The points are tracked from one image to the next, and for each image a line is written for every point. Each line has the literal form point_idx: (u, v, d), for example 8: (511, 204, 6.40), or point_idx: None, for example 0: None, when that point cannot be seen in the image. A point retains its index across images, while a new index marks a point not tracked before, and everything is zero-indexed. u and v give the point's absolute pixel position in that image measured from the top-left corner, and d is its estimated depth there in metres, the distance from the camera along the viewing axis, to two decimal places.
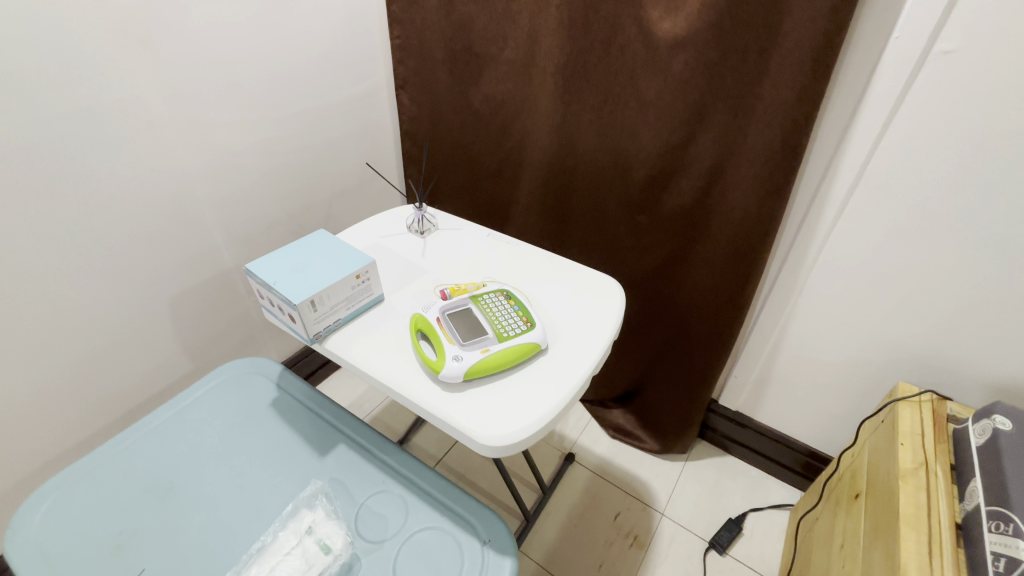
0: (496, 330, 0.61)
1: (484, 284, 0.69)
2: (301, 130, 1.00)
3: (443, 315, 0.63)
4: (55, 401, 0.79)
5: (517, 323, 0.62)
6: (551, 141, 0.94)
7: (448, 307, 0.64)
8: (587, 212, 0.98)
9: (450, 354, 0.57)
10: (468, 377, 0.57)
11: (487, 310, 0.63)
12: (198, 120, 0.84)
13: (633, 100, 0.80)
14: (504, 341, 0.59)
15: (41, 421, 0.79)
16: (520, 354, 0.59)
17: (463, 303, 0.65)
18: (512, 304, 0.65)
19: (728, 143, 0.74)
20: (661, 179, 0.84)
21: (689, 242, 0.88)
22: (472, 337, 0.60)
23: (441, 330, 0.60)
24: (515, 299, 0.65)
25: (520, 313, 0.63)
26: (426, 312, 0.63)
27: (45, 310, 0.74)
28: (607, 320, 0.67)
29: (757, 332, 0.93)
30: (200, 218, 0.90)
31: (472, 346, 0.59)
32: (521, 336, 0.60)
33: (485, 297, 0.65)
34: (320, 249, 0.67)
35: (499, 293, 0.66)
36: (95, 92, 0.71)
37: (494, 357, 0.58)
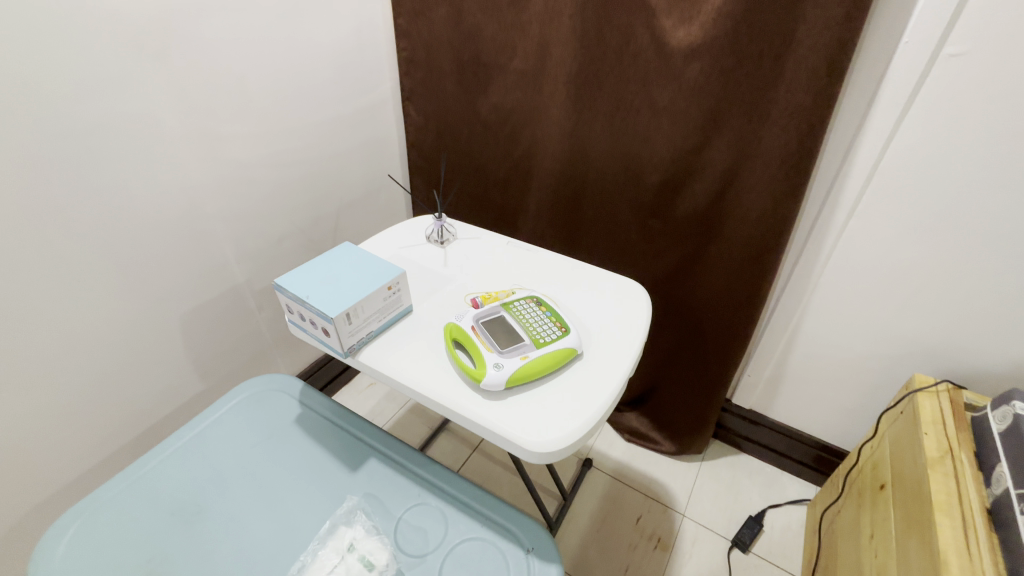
0: (532, 336, 0.61)
1: (512, 291, 0.69)
2: (310, 143, 0.99)
3: (477, 323, 0.63)
4: (67, 427, 0.77)
5: (552, 329, 0.62)
6: (562, 149, 0.96)
7: (481, 314, 0.64)
8: (599, 218, 1.00)
9: (490, 362, 0.57)
10: (509, 384, 0.56)
11: (520, 317, 0.64)
12: (210, 135, 0.83)
13: (646, 107, 0.82)
14: (542, 347, 0.60)
15: (52, 449, 0.76)
16: (558, 359, 0.59)
17: (495, 311, 0.65)
18: (544, 310, 0.65)
19: (743, 147, 0.76)
20: (675, 183, 0.86)
21: (702, 244, 0.90)
22: (509, 345, 0.60)
23: (477, 338, 0.60)
24: (547, 306, 0.66)
25: (553, 319, 0.64)
26: (460, 321, 0.63)
27: (57, 332, 0.72)
28: (637, 323, 0.67)
29: (770, 331, 0.95)
30: (211, 234, 0.88)
31: (510, 353, 0.59)
32: (557, 341, 0.60)
33: (517, 304, 0.65)
34: (347, 262, 0.66)
35: (529, 300, 0.67)
36: (109, 107, 0.70)
37: (534, 363, 0.58)
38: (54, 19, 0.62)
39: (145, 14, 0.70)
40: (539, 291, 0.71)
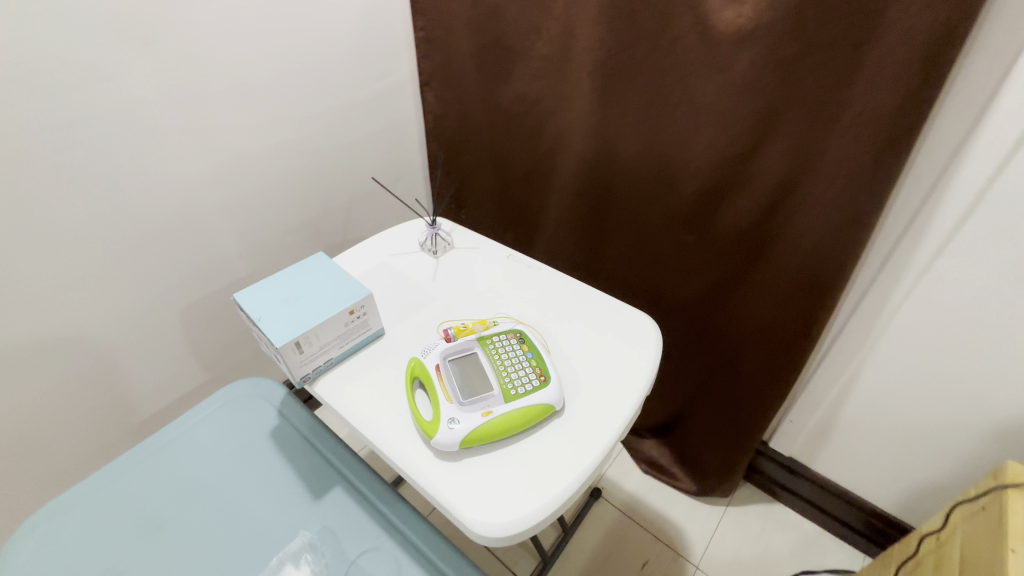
0: (502, 385, 0.52)
1: (494, 322, 0.60)
2: (319, 132, 0.93)
3: (444, 361, 0.54)
4: (62, 415, 0.78)
5: (529, 377, 0.52)
6: (588, 146, 0.83)
7: (451, 351, 0.55)
8: (625, 226, 0.87)
9: (446, 416, 0.49)
10: (466, 446, 0.48)
11: (495, 358, 0.55)
12: (207, 126, 0.77)
13: (684, 103, 0.68)
14: (510, 402, 0.50)
15: (47, 437, 0.77)
16: (528, 418, 0.50)
17: (468, 347, 0.56)
18: (525, 350, 0.55)
19: (801, 157, 0.61)
20: (715, 194, 0.71)
21: (743, 268, 0.75)
22: (474, 394, 0.52)
23: (439, 381, 0.52)
24: (529, 344, 0.56)
25: (534, 363, 0.54)
26: (425, 357, 0.55)
27: (49, 326, 0.71)
28: (640, 373, 0.56)
29: (820, 377, 0.79)
30: (210, 227, 0.84)
31: (472, 406, 0.50)
32: (531, 394, 0.51)
33: (494, 341, 0.56)
34: (316, 277, 0.60)
35: (510, 335, 0.57)
36: (93, 98, 0.65)
37: (497, 422, 0.49)
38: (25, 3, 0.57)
39: None
40: (528, 323, 0.61)
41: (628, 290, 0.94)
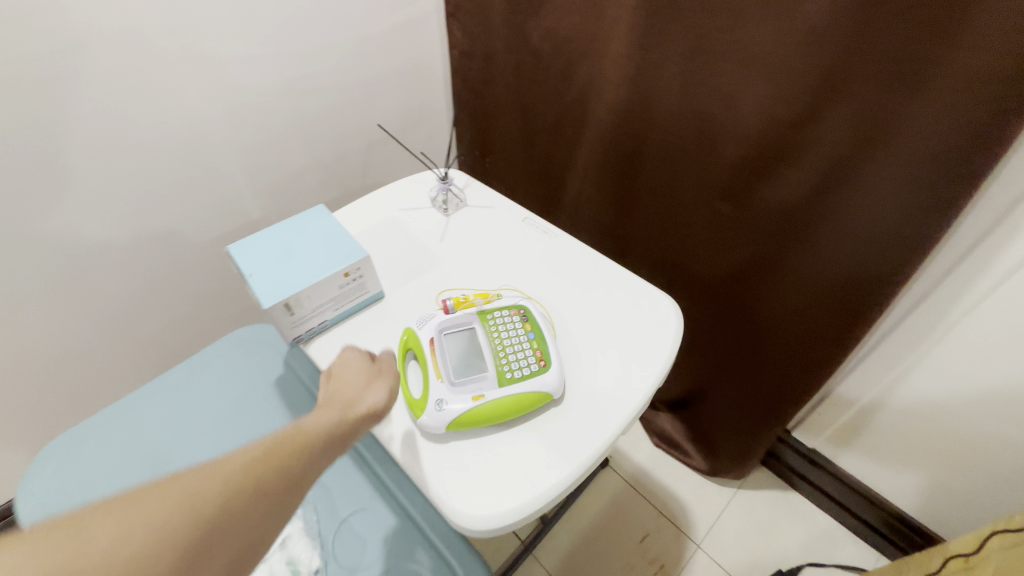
0: (498, 368, 0.48)
1: (497, 296, 0.56)
2: (335, 67, 0.84)
3: (439, 335, 0.51)
4: (81, 350, 0.79)
5: (527, 360, 0.49)
6: (621, 98, 0.73)
7: (447, 324, 0.52)
8: (656, 191, 0.78)
9: (434, 396, 0.46)
10: (452, 429, 0.45)
11: (493, 336, 0.51)
12: (213, 57, 0.69)
13: (735, 53, 0.57)
14: (505, 387, 0.47)
15: (67, 368, 0.79)
16: (521, 406, 0.46)
17: (467, 322, 0.52)
18: (527, 330, 0.51)
19: (870, 127, 0.50)
20: (759, 163, 0.62)
21: (782, 251, 0.66)
22: (467, 374, 0.49)
23: (431, 356, 0.49)
24: (532, 323, 0.52)
25: (535, 345, 0.50)
26: (420, 329, 0.51)
27: (58, 265, 0.70)
28: (652, 367, 0.51)
29: (862, 373, 0.72)
30: (218, 166, 0.79)
31: (462, 387, 0.47)
32: (527, 380, 0.47)
33: (495, 317, 0.52)
34: (314, 233, 0.57)
35: (513, 311, 0.53)
36: (81, 22, 0.58)
37: (488, 408, 0.46)
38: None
39: None
40: (535, 299, 0.56)
41: (655, 259, 0.87)
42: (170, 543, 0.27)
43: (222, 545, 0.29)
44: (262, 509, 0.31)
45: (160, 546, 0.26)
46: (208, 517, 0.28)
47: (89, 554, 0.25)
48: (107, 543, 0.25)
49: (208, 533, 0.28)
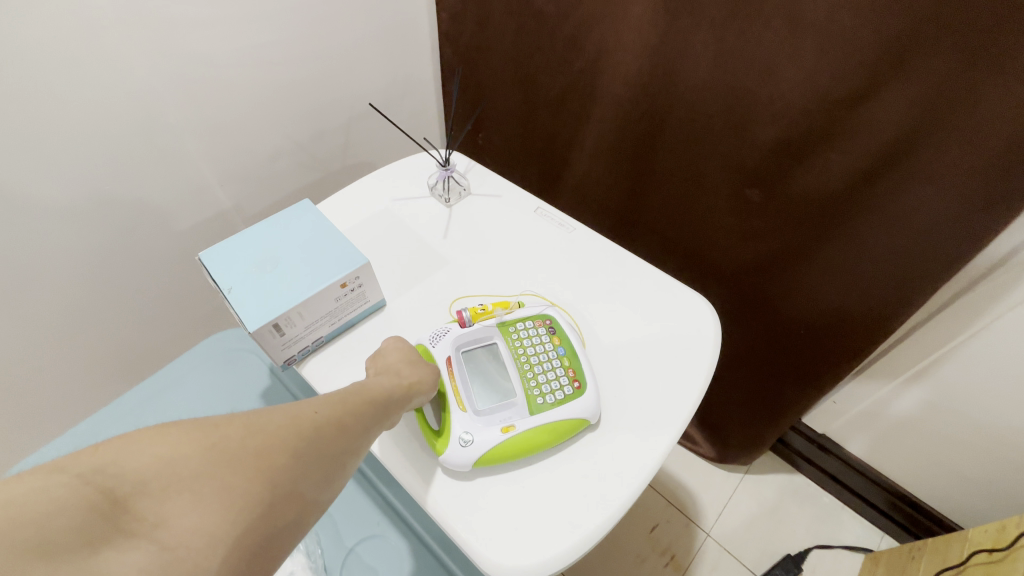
0: (528, 394, 0.44)
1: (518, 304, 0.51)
2: (309, 32, 0.73)
3: (456, 354, 0.46)
4: (32, 369, 0.69)
5: (560, 383, 0.44)
6: (640, 69, 0.66)
7: (465, 341, 0.47)
8: (675, 172, 0.72)
9: (458, 428, 0.41)
10: (480, 465, 0.41)
11: (517, 353, 0.46)
12: (161, 20, 0.57)
13: (784, 20, 0.50)
14: (537, 415, 0.42)
15: (18, 390, 0.69)
16: (556, 436, 0.42)
17: (488, 337, 0.48)
18: (556, 345, 0.47)
19: (936, 109, 0.45)
20: (799, 144, 0.57)
21: (816, 239, 0.62)
22: (492, 401, 0.44)
23: (450, 381, 0.44)
24: (561, 338, 0.47)
25: (566, 364, 0.46)
26: (433, 346, 0.46)
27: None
28: (692, 387, 0.47)
29: (886, 363, 0.69)
30: (181, 151, 0.68)
31: (490, 417, 0.42)
32: (561, 406, 0.42)
33: (518, 332, 0.48)
34: (301, 236, 0.49)
35: (539, 323, 0.48)
36: None
37: (520, 441, 0.41)
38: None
39: None
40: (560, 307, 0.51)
41: (669, 244, 0.82)
42: (277, 453, 0.29)
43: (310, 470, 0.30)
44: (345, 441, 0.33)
45: (272, 456, 0.28)
46: (303, 439, 0.30)
47: (220, 451, 0.27)
48: (231, 443, 0.28)
49: (303, 453, 0.30)
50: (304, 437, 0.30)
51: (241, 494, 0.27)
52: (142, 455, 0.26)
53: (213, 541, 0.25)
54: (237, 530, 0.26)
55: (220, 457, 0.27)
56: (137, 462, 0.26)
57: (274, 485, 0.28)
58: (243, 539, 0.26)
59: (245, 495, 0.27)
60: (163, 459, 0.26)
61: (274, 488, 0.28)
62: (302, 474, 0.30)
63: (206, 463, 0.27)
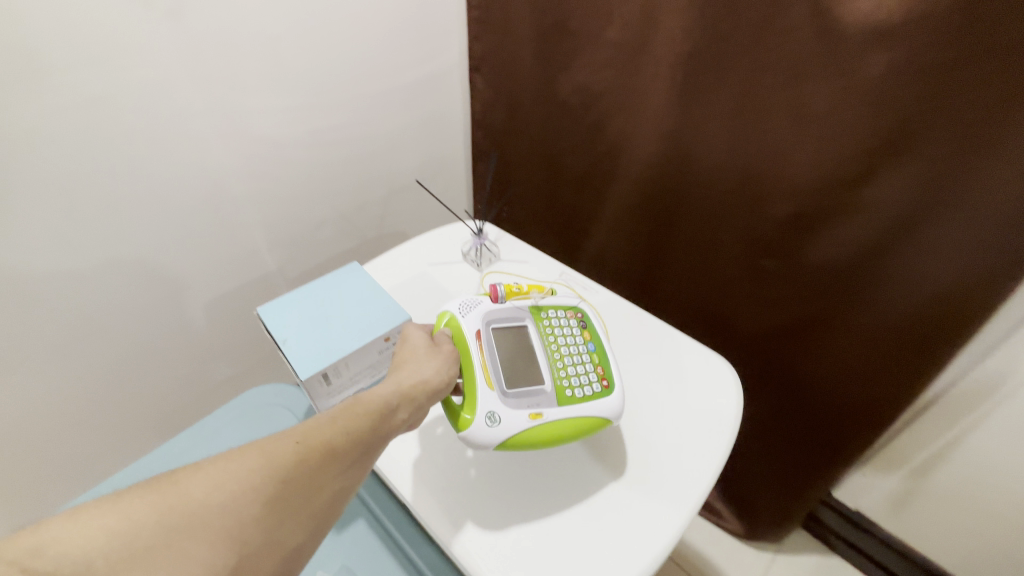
0: (557, 385, 0.47)
1: (549, 292, 0.54)
2: (359, 120, 0.83)
3: (486, 329, 0.49)
4: (77, 420, 0.72)
5: (588, 379, 0.47)
6: (655, 152, 0.72)
7: (494, 320, 0.50)
8: (692, 244, 0.77)
9: (485, 407, 0.43)
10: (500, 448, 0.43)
11: (549, 342, 0.50)
12: (237, 110, 0.67)
13: (787, 112, 0.56)
14: (563, 407, 0.45)
15: (59, 441, 0.72)
16: (579, 430, 0.44)
17: (519, 319, 0.51)
18: (585, 341, 0.51)
19: (933, 189, 0.50)
20: (809, 220, 0.61)
21: (833, 309, 0.65)
22: (520, 387, 0.46)
23: (479, 358, 0.46)
24: (591, 335, 0.51)
25: (595, 359, 0.49)
26: (465, 318, 0.49)
27: (63, 329, 0.64)
28: (712, 449, 0.48)
29: (913, 436, 0.68)
30: (239, 219, 0.75)
31: (518, 402, 0.45)
32: (589, 401, 0.46)
33: (551, 320, 0.52)
34: (347, 295, 0.53)
35: (570, 317, 0.53)
36: (112, 80, 0.55)
37: (546, 430, 0.43)
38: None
39: None
40: (586, 300, 0.55)
41: (689, 313, 0.85)
42: (251, 504, 0.30)
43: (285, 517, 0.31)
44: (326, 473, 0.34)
45: (242, 510, 0.30)
46: (286, 475, 0.32)
47: (185, 514, 0.29)
48: (195, 501, 0.30)
49: (282, 493, 0.32)
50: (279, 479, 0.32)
51: (208, 558, 0.28)
52: (89, 531, 0.28)
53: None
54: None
55: (185, 521, 0.29)
56: (79, 542, 0.27)
57: (249, 539, 0.30)
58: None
59: (201, 561, 0.28)
60: (110, 534, 0.28)
61: (251, 543, 0.30)
62: (283, 520, 0.31)
63: (166, 531, 0.28)
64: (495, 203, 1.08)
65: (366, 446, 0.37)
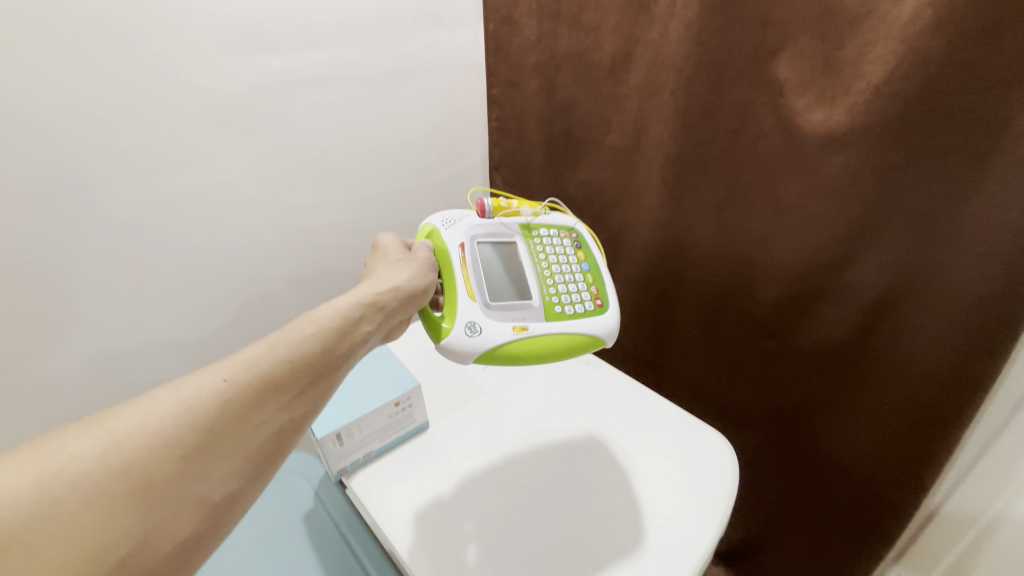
0: (545, 300, 0.53)
1: (544, 213, 0.61)
2: (384, 209, 0.88)
3: (469, 245, 0.54)
4: None
5: (576, 297, 0.54)
6: (654, 239, 0.79)
7: (479, 234, 0.56)
8: (695, 327, 0.80)
9: (464, 318, 0.49)
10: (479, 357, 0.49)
11: (540, 257, 0.57)
12: (287, 203, 0.74)
13: (765, 204, 0.63)
14: (550, 321, 0.52)
15: None
16: (562, 342, 0.51)
17: (509, 236, 0.57)
18: (578, 261, 0.58)
19: (907, 272, 0.53)
20: (800, 302, 0.64)
21: (836, 389, 0.65)
22: (501, 300, 0.52)
23: (462, 271, 0.52)
24: (582, 255, 0.58)
25: (587, 279, 0.56)
26: (451, 236, 0.54)
27: (104, 401, 0.67)
28: (706, 522, 0.48)
29: (942, 531, 0.63)
30: (274, 298, 0.79)
31: (501, 314, 0.51)
32: (576, 318, 0.53)
33: (542, 238, 0.58)
34: (365, 364, 0.59)
35: (561, 238, 0.59)
36: (191, 179, 0.64)
37: (526, 341, 0.50)
38: (135, 71, 0.56)
39: (233, 87, 0.63)
40: (581, 223, 0.62)
41: (697, 395, 0.86)
42: (184, 443, 0.32)
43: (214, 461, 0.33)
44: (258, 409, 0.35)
45: (172, 452, 0.31)
46: (216, 414, 0.33)
47: (102, 465, 0.29)
48: (88, 462, 0.29)
49: (208, 438, 0.33)
50: (204, 424, 0.33)
51: (137, 504, 0.29)
52: None
53: (109, 561, 0.28)
54: (138, 541, 0.29)
55: (105, 473, 0.29)
56: None
57: (187, 478, 0.31)
58: (156, 538, 0.30)
59: (105, 523, 0.28)
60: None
61: (189, 480, 0.31)
62: (223, 453, 0.33)
63: (82, 485, 0.28)
64: None
65: (308, 376, 0.39)
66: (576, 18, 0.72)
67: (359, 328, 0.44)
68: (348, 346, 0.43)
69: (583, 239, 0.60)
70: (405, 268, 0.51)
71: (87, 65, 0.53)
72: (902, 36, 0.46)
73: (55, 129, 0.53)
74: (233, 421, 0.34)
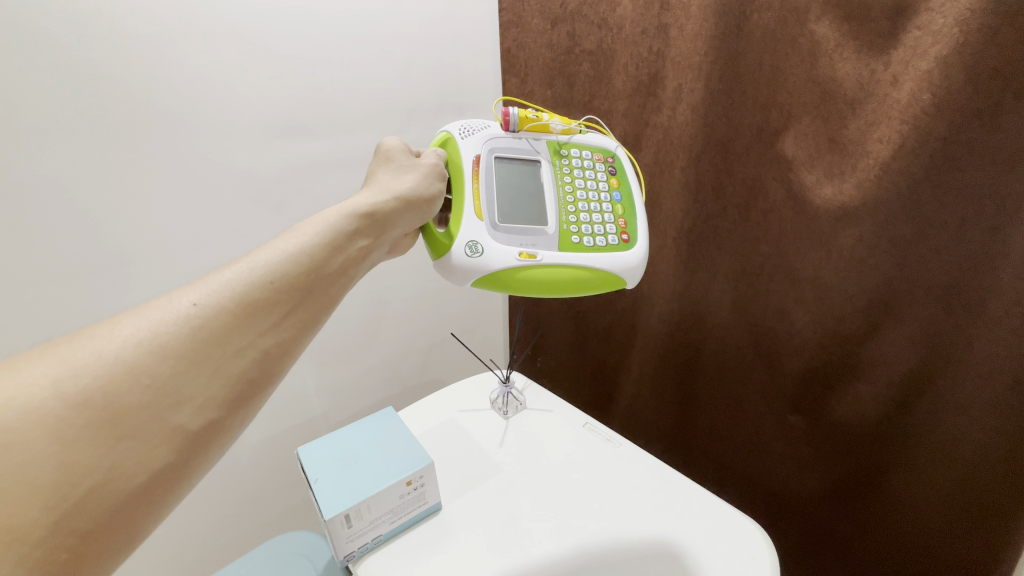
0: (563, 230, 0.51)
1: (579, 131, 0.56)
2: (410, 284, 0.87)
3: (485, 160, 0.51)
4: None
5: (600, 231, 0.51)
6: (671, 310, 0.76)
7: (500, 148, 0.52)
8: (717, 401, 0.77)
9: (467, 237, 0.47)
10: (478, 280, 0.48)
11: (567, 180, 0.53)
12: None
13: (782, 275, 0.62)
14: (563, 251, 0.49)
15: None
16: (571, 277, 0.49)
17: (534, 154, 0.54)
18: (609, 189, 0.54)
19: (939, 346, 0.52)
20: (825, 375, 0.62)
21: (876, 469, 0.61)
22: (511, 222, 0.50)
23: (472, 186, 0.49)
24: (616, 183, 0.55)
25: (614, 210, 0.53)
26: (468, 146, 0.51)
27: None
28: None
29: None
30: (297, 376, 0.77)
31: (508, 238, 0.49)
32: (593, 252, 0.50)
33: (573, 159, 0.54)
34: (377, 438, 0.58)
35: (596, 160, 0.55)
36: (224, 255, 0.64)
37: (533, 270, 0.48)
38: (154, 152, 0.55)
39: (271, 170, 0.65)
40: (621, 146, 0.57)
41: (725, 476, 0.81)
42: (152, 372, 0.28)
43: (190, 391, 0.29)
44: (242, 331, 0.32)
45: (139, 384, 0.28)
46: (187, 338, 0.30)
47: (54, 396, 0.26)
48: (40, 391, 0.26)
49: (181, 365, 0.29)
50: (174, 349, 0.29)
51: (99, 436, 0.26)
52: None
53: (71, 498, 0.25)
54: (102, 478, 0.26)
55: (60, 405, 0.26)
56: None
57: (157, 409, 0.28)
58: (129, 470, 0.27)
59: (65, 458, 0.25)
60: None
61: (161, 411, 0.28)
62: (199, 383, 0.30)
63: (36, 417, 0.25)
64: (525, 368, 1.06)
65: (297, 298, 0.35)
66: (587, 104, 0.74)
67: (352, 244, 0.40)
68: (340, 265, 0.38)
69: (620, 164, 0.56)
70: (404, 181, 0.45)
71: (120, 150, 0.53)
72: (904, 116, 0.47)
73: (74, 209, 0.52)
74: (209, 344, 0.30)
